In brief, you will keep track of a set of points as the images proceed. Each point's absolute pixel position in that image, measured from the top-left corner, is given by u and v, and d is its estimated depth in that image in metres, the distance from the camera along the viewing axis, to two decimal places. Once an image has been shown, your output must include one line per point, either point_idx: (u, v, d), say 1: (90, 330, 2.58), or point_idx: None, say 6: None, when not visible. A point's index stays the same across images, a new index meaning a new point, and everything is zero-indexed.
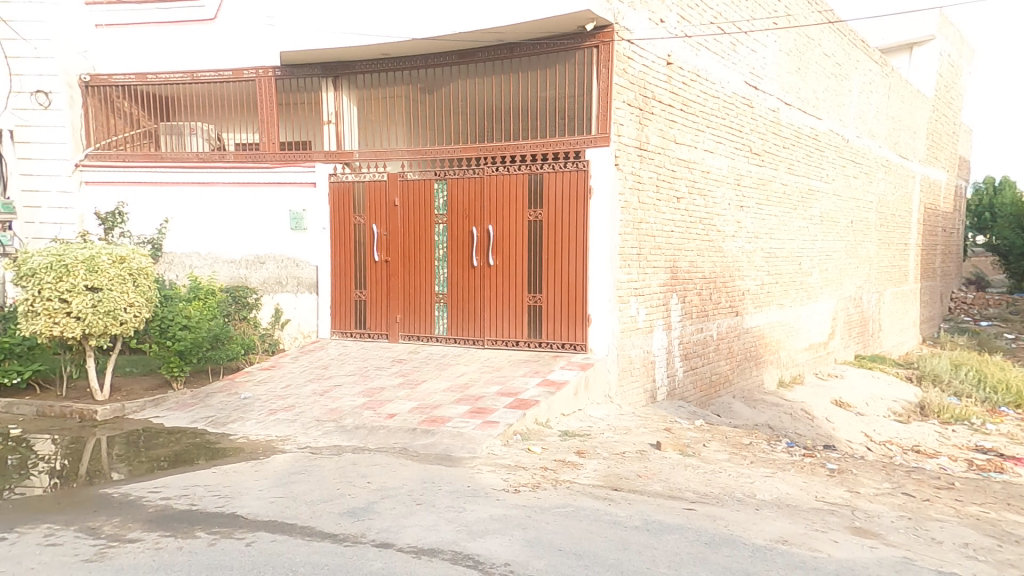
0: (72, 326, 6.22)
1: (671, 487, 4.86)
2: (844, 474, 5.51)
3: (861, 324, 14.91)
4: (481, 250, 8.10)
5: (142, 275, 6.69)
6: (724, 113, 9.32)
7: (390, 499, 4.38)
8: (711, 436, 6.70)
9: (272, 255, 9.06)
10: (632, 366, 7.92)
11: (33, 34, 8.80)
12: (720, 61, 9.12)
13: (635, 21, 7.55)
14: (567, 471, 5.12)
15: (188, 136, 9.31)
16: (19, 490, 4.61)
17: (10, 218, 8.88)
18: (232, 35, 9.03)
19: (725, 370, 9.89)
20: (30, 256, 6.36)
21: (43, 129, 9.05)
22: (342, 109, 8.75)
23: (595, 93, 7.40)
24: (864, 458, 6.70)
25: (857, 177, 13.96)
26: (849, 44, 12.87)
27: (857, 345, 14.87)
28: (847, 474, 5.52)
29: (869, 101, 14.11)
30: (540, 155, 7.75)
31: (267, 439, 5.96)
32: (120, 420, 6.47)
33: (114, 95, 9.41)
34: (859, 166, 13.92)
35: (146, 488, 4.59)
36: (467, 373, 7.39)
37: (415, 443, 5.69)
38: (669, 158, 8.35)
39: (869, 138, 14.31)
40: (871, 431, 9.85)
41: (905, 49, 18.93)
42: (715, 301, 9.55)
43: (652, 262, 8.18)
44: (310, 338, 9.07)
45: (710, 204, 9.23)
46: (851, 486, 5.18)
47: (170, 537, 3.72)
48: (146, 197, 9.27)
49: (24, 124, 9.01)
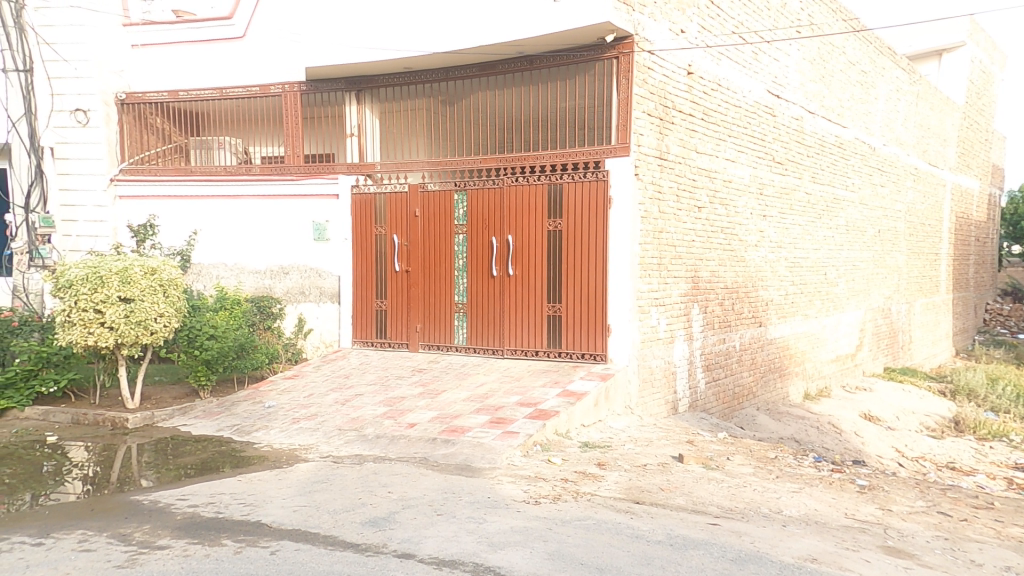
0: (105, 336, 6.41)
1: (694, 501, 4.79)
2: (876, 491, 5.36)
3: (890, 336, 14.55)
4: (501, 260, 8.13)
5: (173, 285, 6.85)
6: (746, 122, 9.24)
7: (410, 510, 4.39)
8: (735, 449, 6.58)
9: (296, 265, 9.22)
10: (653, 376, 7.85)
11: (72, 55, 9.16)
12: (742, 71, 9.08)
13: (655, 32, 7.57)
14: (587, 484, 5.08)
15: (217, 151, 9.59)
16: (55, 496, 4.73)
17: (49, 231, 9.20)
18: (260, 54, 9.21)
19: (749, 382, 9.73)
20: (67, 268, 6.53)
21: (81, 145, 9.36)
22: (364, 122, 8.91)
23: (615, 103, 7.41)
24: (897, 474, 6.50)
25: (886, 185, 13.71)
26: (876, 52, 12.71)
27: (886, 357, 14.51)
28: (878, 491, 5.37)
29: (896, 109, 13.89)
30: (559, 166, 7.77)
31: (291, 447, 6.04)
32: (151, 429, 6.62)
33: (147, 112, 9.73)
34: (887, 175, 13.66)
35: (174, 495, 4.68)
36: (486, 383, 7.39)
37: (435, 453, 5.71)
38: (690, 167, 8.30)
39: (897, 146, 14.06)
40: (903, 447, 9.64)
41: (934, 56, 18.58)
42: (738, 311, 9.42)
43: (672, 272, 8.12)
44: (332, 347, 9.16)
45: (732, 213, 9.14)
46: (884, 504, 5.04)
47: (198, 545, 3.78)
48: (176, 211, 9.52)
49: (63, 141, 9.34)
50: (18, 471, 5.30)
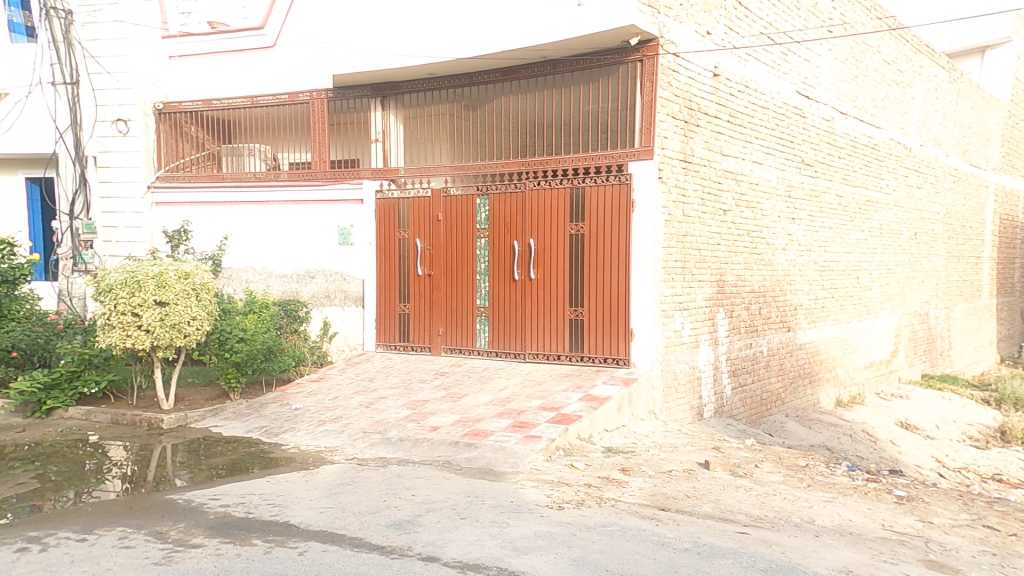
0: (142, 339, 6.60)
1: (721, 509, 4.71)
2: (915, 503, 5.21)
3: (928, 342, 14.12)
4: (523, 264, 8.15)
5: (205, 290, 7.02)
6: (774, 124, 9.11)
7: (434, 513, 4.42)
8: (763, 456, 6.46)
9: (322, 269, 9.36)
10: (677, 381, 7.76)
11: (115, 66, 9.54)
12: (770, 72, 8.95)
13: (681, 34, 7.52)
14: (611, 489, 5.04)
15: (246, 158, 9.81)
16: (95, 493, 4.88)
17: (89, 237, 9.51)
18: (290, 62, 9.40)
19: (777, 388, 9.55)
20: (107, 272, 6.74)
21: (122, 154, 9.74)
22: (389, 128, 9.03)
23: (639, 106, 7.38)
24: (938, 485, 6.30)
25: (922, 187, 13.33)
26: (912, 50, 12.39)
27: (924, 364, 14.09)
28: (918, 502, 5.21)
29: (933, 108, 13.51)
30: (582, 169, 7.76)
31: (317, 449, 6.13)
32: (184, 429, 6.79)
33: (182, 121, 10.03)
34: (923, 176, 13.29)
35: (207, 495, 4.79)
36: (508, 387, 7.40)
37: (458, 457, 5.74)
38: (716, 170, 8.21)
39: (935, 146, 13.68)
40: (944, 457, 9.42)
41: (976, 53, 18.02)
42: (766, 316, 9.27)
43: (697, 275, 8.03)
44: (356, 350, 9.28)
45: (759, 216, 9.01)
46: (924, 516, 4.89)
47: (230, 544, 3.86)
48: (208, 217, 9.78)
49: (105, 150, 9.76)
50: (61, 469, 5.49)
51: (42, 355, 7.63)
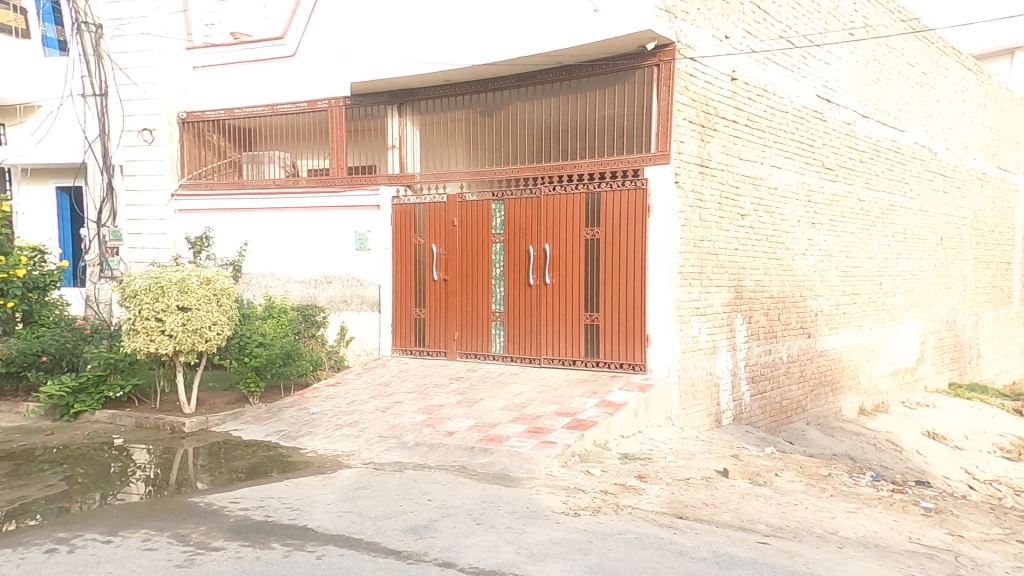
0: (165, 344, 6.73)
1: (740, 518, 4.65)
2: (943, 515, 5.09)
3: (955, 350, 13.81)
4: (538, 269, 8.14)
5: (226, 295, 7.14)
6: (793, 128, 9.01)
7: (450, 518, 4.42)
8: (784, 464, 6.36)
9: (338, 275, 9.45)
10: (694, 388, 7.69)
11: (142, 79, 9.87)
12: (790, 75, 8.87)
13: (698, 39, 7.49)
14: (628, 496, 5.00)
15: (267, 165, 9.92)
16: (120, 495, 4.97)
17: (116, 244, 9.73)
18: (309, 71, 9.54)
19: (798, 395, 9.40)
20: (132, 278, 6.87)
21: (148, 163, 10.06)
22: (405, 134, 9.11)
23: (655, 110, 7.36)
24: (968, 498, 6.14)
25: (948, 191, 13.08)
26: (937, 52, 12.20)
27: (951, 372, 13.78)
28: (946, 515, 5.09)
29: (960, 111, 13.27)
30: (597, 174, 7.75)
31: (334, 453, 6.18)
32: (205, 433, 6.90)
33: (205, 129, 10.25)
34: (949, 180, 13.03)
35: (227, 498, 4.85)
36: (523, 393, 7.38)
37: (473, 462, 5.74)
38: (733, 174, 8.14)
39: (961, 149, 13.42)
40: (974, 468, 9.22)
41: (1006, 54, 17.66)
42: (785, 321, 9.14)
43: (714, 280, 7.96)
44: (372, 355, 9.34)
45: (778, 221, 8.91)
46: (953, 529, 4.77)
47: (250, 547, 3.90)
48: (229, 223, 9.96)
49: (132, 159, 10.12)
50: (87, 471, 5.60)
51: (70, 360, 7.81)
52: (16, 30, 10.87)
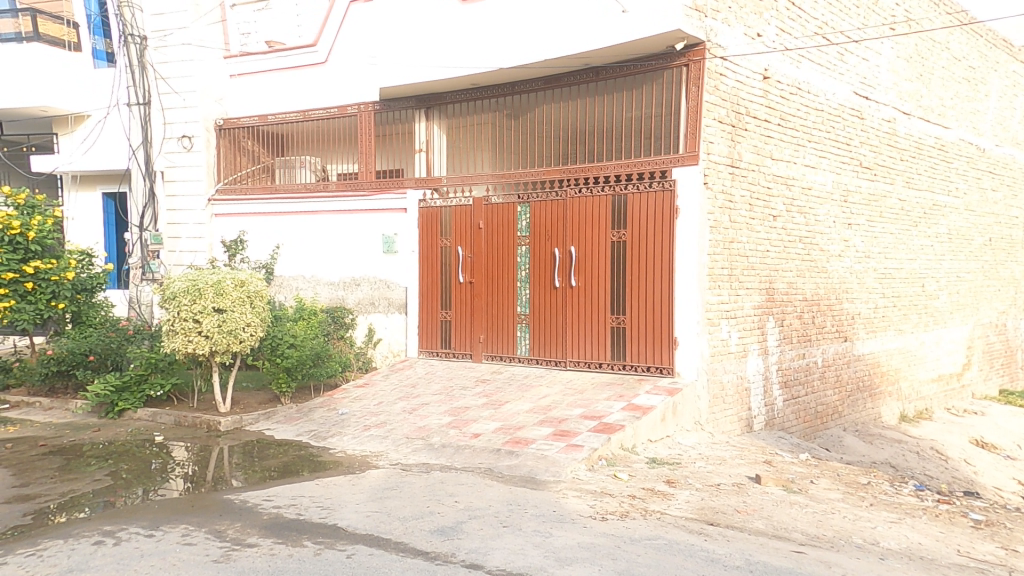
0: (202, 344, 6.91)
1: (774, 526, 4.54)
2: (994, 528, 4.89)
3: (1006, 356, 13.26)
4: (564, 271, 8.11)
5: (259, 297, 7.31)
6: (829, 126, 8.79)
7: (477, 520, 4.42)
8: (819, 472, 6.19)
9: (366, 277, 9.58)
10: (724, 392, 7.56)
11: (182, 87, 10.32)
12: (825, 73, 8.66)
13: (729, 37, 7.39)
14: (657, 501, 4.93)
15: (299, 169, 10.17)
16: (160, 491, 5.13)
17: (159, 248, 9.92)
18: (341, 77, 9.73)
19: (834, 400, 9.16)
20: (171, 281, 7.08)
21: (188, 169, 10.42)
22: (432, 138, 9.18)
23: (684, 111, 7.28)
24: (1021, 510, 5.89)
25: (998, 190, 12.58)
26: (985, 46, 11.75)
27: (1001, 378, 13.25)
28: (997, 528, 4.89)
29: (1010, 106, 12.76)
30: (624, 176, 7.69)
31: (362, 454, 6.26)
32: (239, 432, 7.06)
33: (240, 136, 10.55)
34: (999, 178, 12.54)
35: (261, 496, 4.96)
36: (549, 395, 7.36)
37: (500, 464, 5.75)
38: (765, 174, 7.99)
39: (1012, 146, 12.90)
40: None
41: None
42: (820, 325, 8.92)
43: (744, 283, 7.81)
44: (400, 356, 9.42)
45: (813, 222, 8.70)
46: (1005, 543, 4.58)
47: (283, 544, 3.98)
48: (263, 227, 10.24)
49: (172, 165, 10.47)
50: (130, 467, 5.79)
51: (115, 359, 8.10)
52: (69, 43, 11.38)
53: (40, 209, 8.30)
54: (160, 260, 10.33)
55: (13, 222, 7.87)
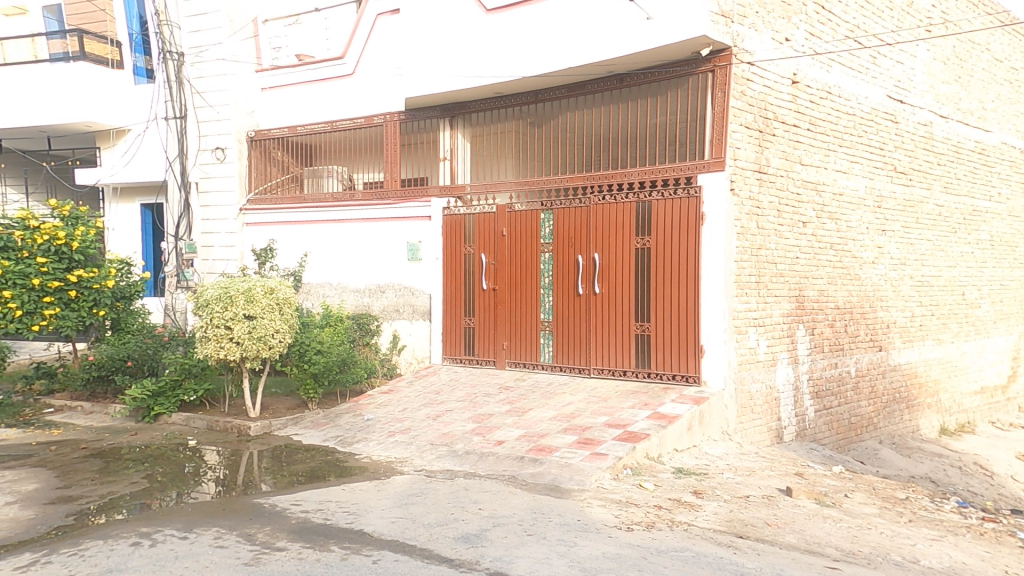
0: (233, 350, 7.08)
1: (807, 540, 4.42)
2: None
3: None
4: (587, 278, 8.07)
5: (288, 304, 7.44)
6: (861, 131, 8.60)
7: (501, 528, 4.41)
8: (854, 485, 6.01)
9: (391, 284, 9.68)
10: (752, 402, 7.41)
11: (217, 100, 10.65)
12: (857, 76, 8.49)
13: (757, 43, 7.31)
14: (683, 512, 4.85)
15: (326, 179, 10.35)
16: (194, 494, 5.25)
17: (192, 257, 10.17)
18: (368, 88, 9.93)
19: (869, 412, 8.89)
20: (205, 288, 7.27)
21: (221, 179, 10.74)
22: (457, 146, 9.26)
23: (710, 117, 7.21)
24: None
25: None
26: None
27: None
28: None
29: None
30: (648, 183, 7.63)
31: (387, 460, 6.31)
32: (268, 436, 7.19)
33: (271, 147, 10.81)
34: None
35: (290, 500, 5.04)
36: (573, 403, 7.31)
37: (523, 472, 5.73)
38: (794, 180, 7.85)
39: None
40: None
41: None
42: (853, 334, 8.68)
43: (773, 290, 7.67)
44: (424, 362, 9.47)
45: (844, 228, 8.49)
46: None
47: (311, 548, 4.03)
48: (292, 236, 10.45)
49: (206, 176, 10.81)
50: (165, 470, 5.93)
51: (151, 365, 8.34)
52: (111, 61, 11.79)
53: (83, 221, 8.58)
54: (194, 268, 10.64)
55: (59, 233, 8.19)
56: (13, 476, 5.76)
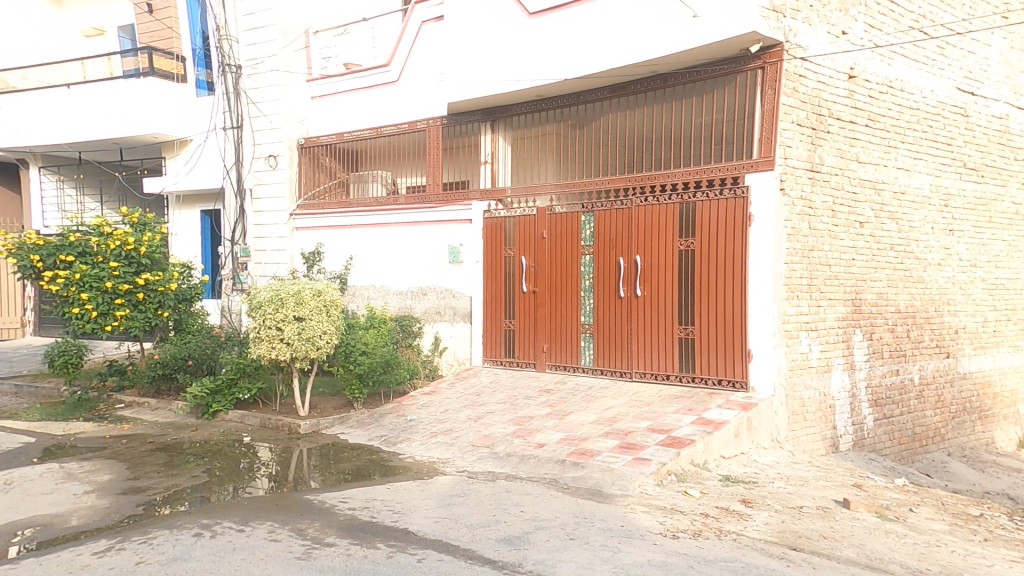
0: (283, 350, 7.31)
1: (868, 555, 4.22)
2: None
3: None
4: (629, 281, 7.96)
5: (335, 306, 7.64)
6: (925, 126, 8.17)
7: (544, 531, 4.39)
8: (920, 499, 5.69)
9: (433, 287, 9.82)
10: (805, 409, 7.14)
11: (270, 110, 11.05)
12: (922, 69, 8.08)
13: (811, 38, 7.06)
14: (732, 522, 4.71)
15: (371, 184, 10.60)
16: (248, 489, 5.44)
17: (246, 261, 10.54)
18: (412, 94, 10.11)
19: (935, 422, 8.43)
20: (258, 290, 7.54)
21: (273, 186, 11.16)
22: (497, 150, 9.31)
23: (759, 115, 7.01)
24: None
25: None
26: None
27: None
28: None
29: None
30: (692, 183, 7.47)
31: (430, 460, 6.39)
32: (317, 435, 7.39)
33: (319, 153, 11.13)
34: None
35: (337, 497, 5.16)
36: (615, 407, 7.21)
37: (565, 475, 5.69)
38: (850, 179, 7.53)
39: None
40: None
41: None
42: (916, 339, 8.25)
43: (827, 293, 7.37)
44: (465, 364, 9.55)
45: (906, 229, 8.09)
46: None
47: (358, 545, 4.11)
48: (339, 240, 10.74)
49: (259, 183, 11.24)
50: (222, 465, 6.18)
51: (209, 364, 8.72)
52: (176, 76, 12.37)
53: (150, 227, 9.05)
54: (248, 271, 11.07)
55: (129, 239, 8.64)
56: (88, 466, 6.11)
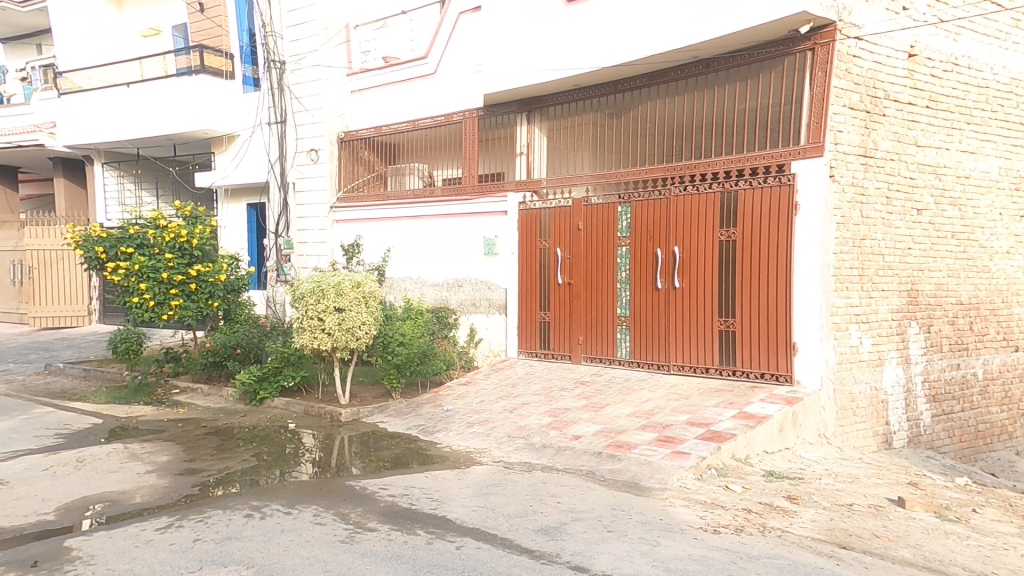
0: (324, 340, 7.46)
1: (925, 556, 4.04)
2: None
3: None
4: (666, 272, 7.81)
5: (373, 297, 7.77)
6: (994, 105, 7.70)
7: (581, 523, 4.36)
8: (983, 500, 5.41)
9: (468, 279, 9.87)
10: (855, 404, 6.87)
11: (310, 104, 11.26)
12: (992, 44, 7.60)
13: (867, 15, 6.73)
14: (776, 518, 4.58)
15: (408, 176, 10.63)
16: (293, 473, 5.61)
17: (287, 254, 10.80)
18: (449, 86, 10.13)
19: (1000, 419, 7.99)
20: (300, 281, 7.70)
21: (314, 180, 11.40)
22: (533, 141, 9.24)
23: (808, 98, 6.73)
24: None
25: None
26: None
27: None
28: None
29: None
30: (734, 172, 7.24)
31: (467, 449, 6.44)
32: (357, 423, 7.55)
33: (358, 147, 11.31)
34: None
35: (377, 484, 5.26)
36: (652, 400, 7.11)
37: (602, 468, 5.65)
38: (908, 163, 7.17)
39: None
40: None
41: None
42: (980, 331, 7.83)
43: (879, 284, 7.06)
44: (500, 356, 9.57)
45: (970, 215, 7.66)
46: None
47: (398, 531, 4.18)
48: (378, 232, 10.90)
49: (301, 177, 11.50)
50: (269, 450, 6.38)
51: (256, 352, 9.02)
52: (225, 73, 12.68)
53: (201, 220, 9.36)
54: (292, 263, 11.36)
55: (182, 231, 8.95)
56: (149, 448, 6.41)
